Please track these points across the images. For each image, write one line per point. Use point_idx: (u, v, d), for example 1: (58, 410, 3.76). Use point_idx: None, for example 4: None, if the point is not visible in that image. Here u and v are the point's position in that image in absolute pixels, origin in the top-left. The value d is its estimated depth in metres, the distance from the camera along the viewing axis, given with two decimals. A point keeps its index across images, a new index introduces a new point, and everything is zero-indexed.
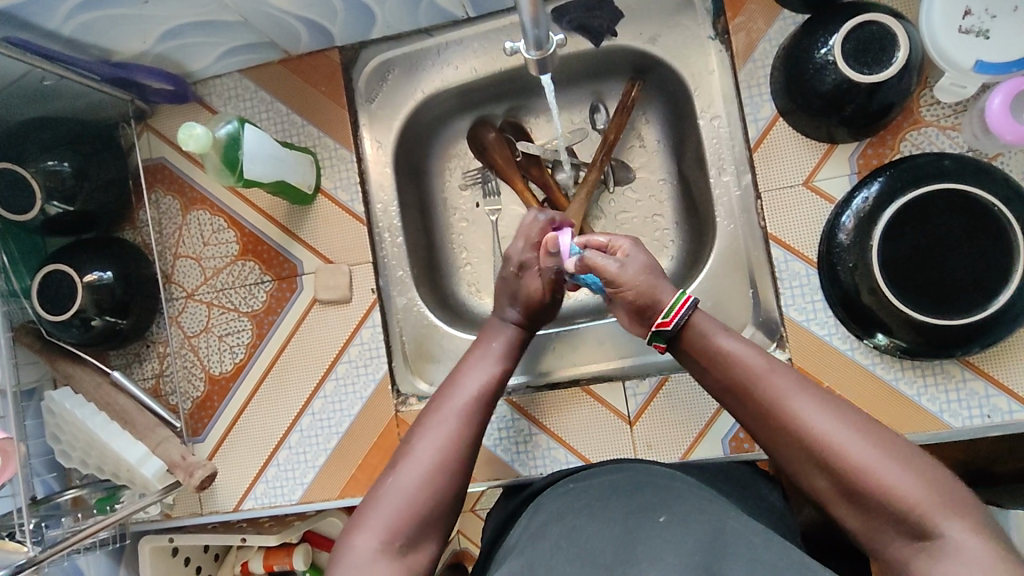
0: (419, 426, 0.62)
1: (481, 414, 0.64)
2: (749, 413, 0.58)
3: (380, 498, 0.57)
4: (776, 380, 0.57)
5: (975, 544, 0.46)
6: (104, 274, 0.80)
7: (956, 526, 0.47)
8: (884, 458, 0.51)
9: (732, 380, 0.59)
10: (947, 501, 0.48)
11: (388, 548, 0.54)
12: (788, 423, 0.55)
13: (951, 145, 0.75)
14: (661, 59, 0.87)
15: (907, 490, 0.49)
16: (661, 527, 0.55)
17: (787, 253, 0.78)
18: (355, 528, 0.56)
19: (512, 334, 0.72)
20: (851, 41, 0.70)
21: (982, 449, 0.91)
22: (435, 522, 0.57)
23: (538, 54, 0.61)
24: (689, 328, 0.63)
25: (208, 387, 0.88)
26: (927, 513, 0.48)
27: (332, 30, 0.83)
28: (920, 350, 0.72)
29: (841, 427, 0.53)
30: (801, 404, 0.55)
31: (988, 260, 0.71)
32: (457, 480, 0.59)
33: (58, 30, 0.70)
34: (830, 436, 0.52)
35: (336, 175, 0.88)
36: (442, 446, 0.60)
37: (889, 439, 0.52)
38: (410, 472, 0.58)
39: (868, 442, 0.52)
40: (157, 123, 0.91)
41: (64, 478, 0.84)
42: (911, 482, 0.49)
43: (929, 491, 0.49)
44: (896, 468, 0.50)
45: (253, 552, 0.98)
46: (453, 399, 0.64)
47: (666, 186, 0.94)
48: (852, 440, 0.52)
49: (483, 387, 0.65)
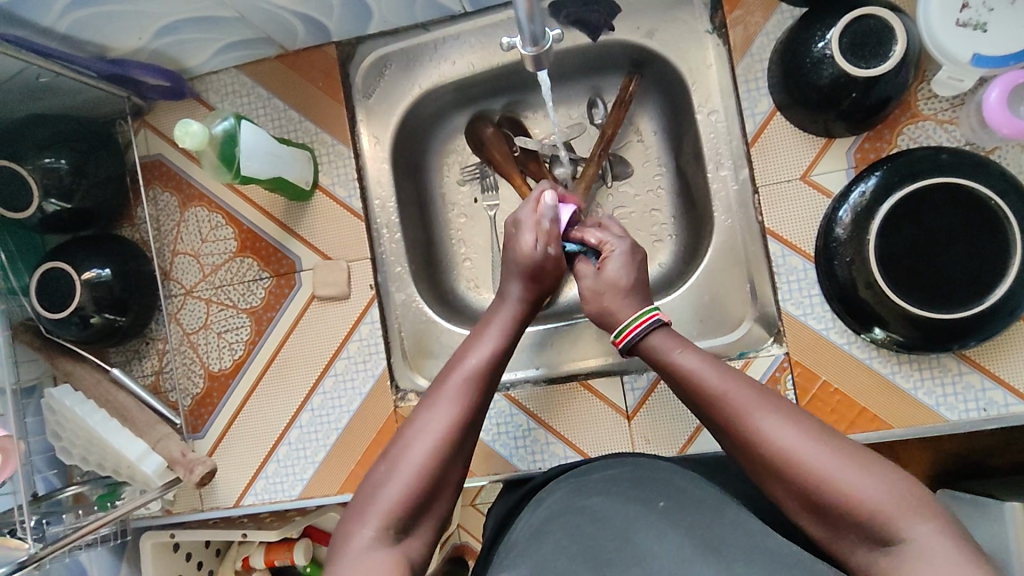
0: (420, 409, 0.60)
1: (485, 391, 0.63)
2: (715, 427, 0.58)
3: (378, 489, 0.56)
4: (735, 395, 0.56)
5: (943, 551, 0.45)
6: (103, 271, 0.80)
7: (922, 530, 0.47)
8: (846, 465, 0.50)
9: (694, 400, 0.60)
10: (915, 506, 0.48)
11: (387, 536, 0.53)
12: (747, 435, 0.55)
13: (948, 139, 0.75)
14: (658, 53, 0.86)
15: (868, 495, 0.48)
16: (657, 511, 0.57)
17: (784, 248, 0.79)
18: (354, 518, 0.55)
19: (516, 309, 0.70)
20: (848, 35, 0.70)
21: (979, 440, 0.91)
22: (428, 510, 0.56)
23: (534, 50, 0.61)
24: (645, 343, 0.65)
25: (208, 384, 0.88)
26: (892, 521, 0.47)
27: (328, 25, 0.83)
28: (916, 345, 0.73)
29: (801, 439, 0.52)
30: (760, 417, 0.54)
31: (980, 255, 0.71)
32: (456, 464, 0.59)
33: (53, 27, 0.70)
34: (789, 446, 0.52)
35: (334, 172, 0.88)
36: (446, 425, 0.58)
37: (850, 448, 0.51)
38: (409, 458, 0.56)
39: (828, 452, 0.51)
40: (154, 119, 0.91)
41: (65, 474, 0.83)
42: (872, 488, 0.49)
43: (896, 495, 0.48)
44: (858, 476, 0.49)
45: (255, 547, 0.97)
46: (455, 379, 0.62)
47: (663, 179, 0.94)
48: (812, 449, 0.51)
49: (487, 366, 0.63)
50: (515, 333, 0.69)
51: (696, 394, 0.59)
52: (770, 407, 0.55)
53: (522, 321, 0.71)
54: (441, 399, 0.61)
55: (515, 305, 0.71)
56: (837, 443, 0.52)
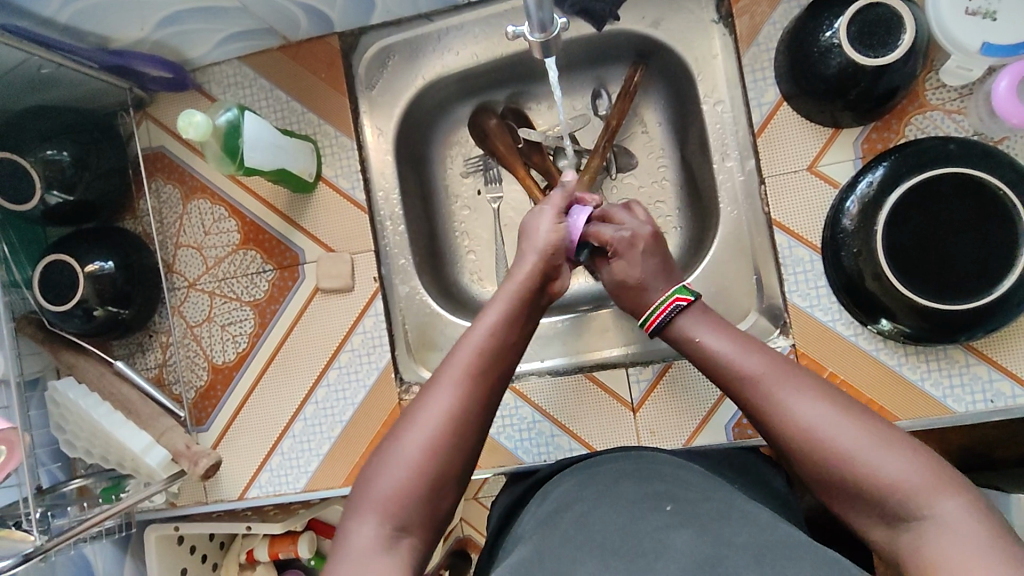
0: (421, 394, 0.59)
1: (488, 374, 0.60)
2: (742, 408, 0.57)
3: (376, 482, 0.54)
4: (759, 374, 0.56)
5: (968, 530, 0.44)
6: (106, 264, 0.80)
7: (946, 508, 0.45)
8: (871, 443, 0.49)
9: (721, 380, 0.59)
10: (940, 483, 0.46)
11: (386, 533, 0.52)
12: (772, 414, 0.54)
13: (956, 129, 0.74)
14: (664, 43, 0.86)
15: (894, 473, 0.47)
16: (666, 505, 0.56)
17: (791, 239, 0.78)
18: (352, 515, 0.54)
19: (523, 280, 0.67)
20: (856, 23, 0.70)
21: (985, 432, 0.90)
22: (433, 504, 0.55)
23: (542, 37, 0.61)
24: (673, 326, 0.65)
25: (212, 376, 0.88)
26: (917, 499, 0.46)
27: (332, 16, 0.83)
28: (923, 336, 0.72)
29: (826, 416, 0.51)
30: (785, 395, 0.53)
31: (990, 246, 0.70)
32: (461, 453, 0.56)
33: (55, 17, 0.70)
34: (815, 424, 0.51)
35: (337, 163, 0.87)
36: (445, 412, 0.57)
37: (877, 425, 0.50)
38: (404, 451, 0.55)
39: (854, 429, 0.50)
40: (156, 111, 0.91)
41: (69, 467, 0.83)
42: (899, 465, 0.47)
43: (921, 473, 0.47)
44: (884, 454, 0.48)
45: (258, 540, 0.97)
46: (456, 362, 0.60)
47: (668, 171, 0.93)
48: (839, 427, 0.50)
49: (492, 344, 0.61)
50: (522, 305, 0.66)
51: (720, 373, 0.59)
52: (795, 384, 0.54)
53: (532, 292, 0.67)
54: (442, 383, 0.59)
55: (524, 277, 0.68)
56: (865, 420, 0.51)
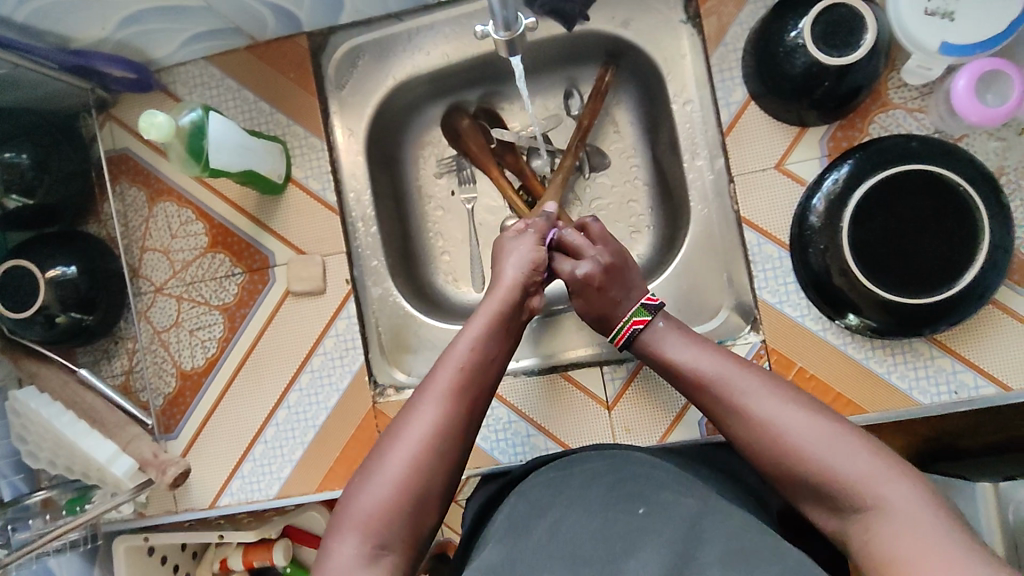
0: (408, 411, 0.61)
1: (471, 389, 0.63)
2: (716, 417, 0.63)
3: (359, 500, 0.56)
4: (729, 384, 0.62)
5: (912, 512, 0.51)
6: (68, 269, 0.78)
7: (893, 495, 0.52)
8: (819, 443, 0.56)
9: (690, 391, 0.65)
10: (888, 473, 0.53)
11: (368, 551, 0.54)
12: (737, 417, 0.60)
13: (918, 127, 0.76)
14: (634, 44, 0.86)
15: (844, 470, 0.54)
16: (641, 508, 0.56)
17: (760, 237, 0.79)
18: (335, 532, 0.55)
19: (505, 299, 0.69)
20: (820, 24, 0.71)
21: (953, 423, 0.92)
22: (417, 521, 0.57)
23: (506, 35, 0.61)
24: (640, 338, 0.70)
25: (180, 383, 0.87)
26: (863, 490, 0.53)
27: (298, 15, 0.81)
28: (889, 330, 0.74)
29: (785, 422, 0.58)
30: (749, 401, 0.60)
31: (951, 243, 0.72)
32: (448, 469, 0.59)
33: (10, 16, 0.68)
34: (775, 423, 0.58)
35: (307, 164, 0.86)
36: (431, 428, 0.59)
37: (827, 423, 0.57)
38: (390, 469, 0.57)
39: (806, 429, 0.57)
40: (120, 111, 0.89)
41: (34, 478, 0.79)
42: (848, 464, 0.54)
43: (871, 468, 0.54)
44: (834, 452, 0.55)
45: (232, 549, 0.95)
46: (439, 381, 0.62)
47: (640, 170, 0.94)
48: (794, 427, 0.57)
49: (474, 360, 0.64)
50: (503, 322, 0.68)
51: (687, 382, 0.65)
52: (759, 390, 0.60)
53: (512, 313, 0.69)
54: (428, 399, 0.61)
55: (507, 293, 0.70)
56: (815, 419, 0.58)
